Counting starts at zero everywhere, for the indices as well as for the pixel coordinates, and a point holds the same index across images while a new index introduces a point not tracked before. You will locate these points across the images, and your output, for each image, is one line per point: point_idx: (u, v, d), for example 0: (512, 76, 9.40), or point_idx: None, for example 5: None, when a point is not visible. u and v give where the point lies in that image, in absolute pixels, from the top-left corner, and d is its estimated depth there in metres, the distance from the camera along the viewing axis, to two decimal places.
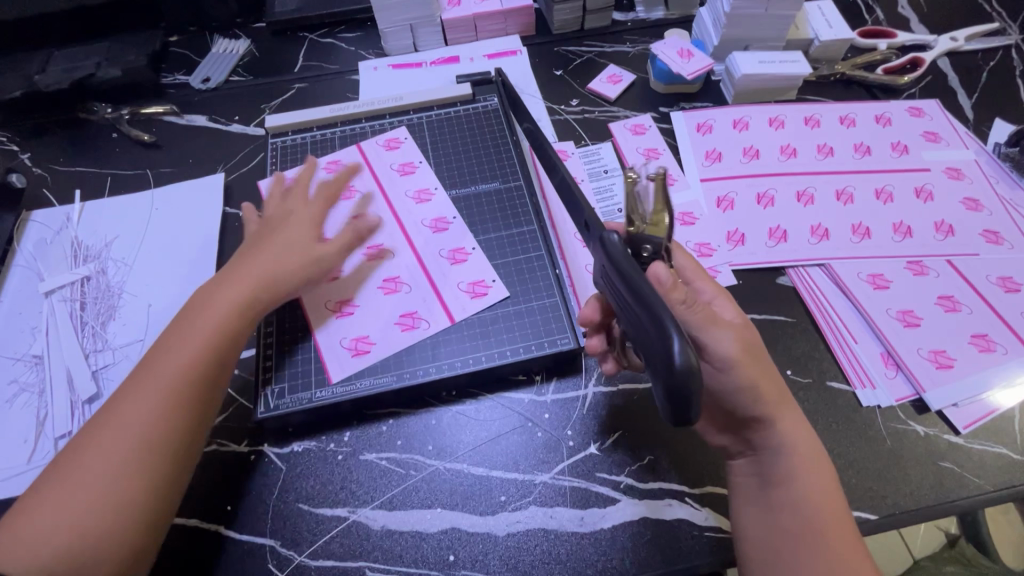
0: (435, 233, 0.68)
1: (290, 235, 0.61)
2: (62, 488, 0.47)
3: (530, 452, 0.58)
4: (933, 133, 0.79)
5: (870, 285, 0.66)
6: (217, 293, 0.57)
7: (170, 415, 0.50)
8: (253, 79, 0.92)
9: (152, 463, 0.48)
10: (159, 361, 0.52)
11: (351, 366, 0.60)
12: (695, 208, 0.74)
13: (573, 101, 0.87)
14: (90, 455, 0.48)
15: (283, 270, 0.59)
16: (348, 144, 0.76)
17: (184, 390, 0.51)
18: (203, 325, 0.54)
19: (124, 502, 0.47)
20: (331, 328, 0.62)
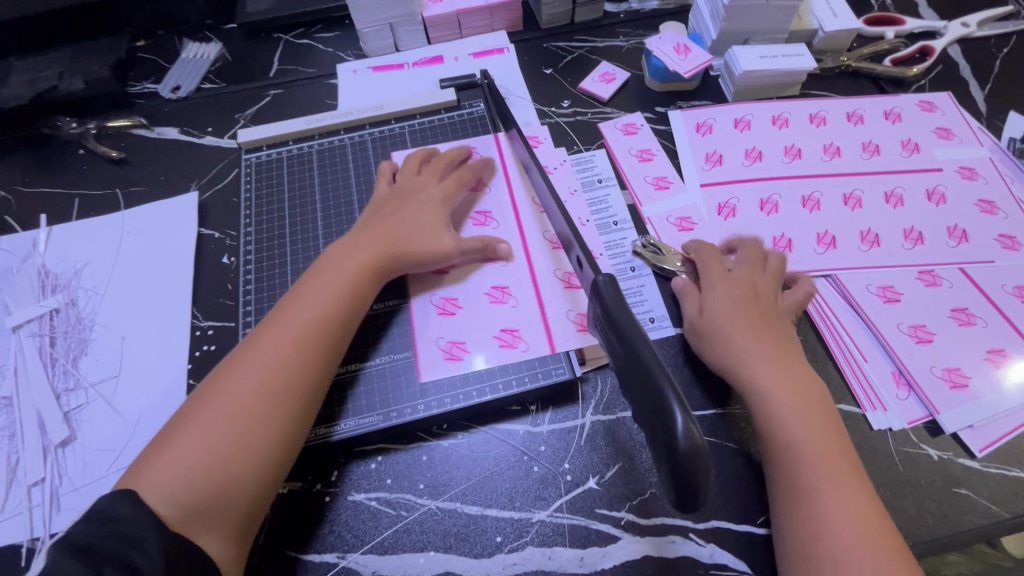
0: (553, 252, 0.65)
1: (419, 226, 0.63)
2: (194, 432, 0.50)
3: (527, 488, 0.55)
4: (946, 129, 0.75)
5: (880, 298, 0.62)
6: (320, 284, 0.58)
7: (279, 400, 0.52)
8: (226, 87, 0.87)
9: (263, 444, 0.51)
10: (279, 346, 0.54)
11: (450, 366, 0.59)
12: (693, 213, 0.70)
13: (565, 102, 0.82)
14: (205, 421, 0.51)
15: (409, 254, 0.61)
16: (326, 158, 0.72)
17: (310, 353, 0.55)
18: (328, 293, 0.58)
19: (238, 476, 0.49)
20: (429, 322, 0.62)
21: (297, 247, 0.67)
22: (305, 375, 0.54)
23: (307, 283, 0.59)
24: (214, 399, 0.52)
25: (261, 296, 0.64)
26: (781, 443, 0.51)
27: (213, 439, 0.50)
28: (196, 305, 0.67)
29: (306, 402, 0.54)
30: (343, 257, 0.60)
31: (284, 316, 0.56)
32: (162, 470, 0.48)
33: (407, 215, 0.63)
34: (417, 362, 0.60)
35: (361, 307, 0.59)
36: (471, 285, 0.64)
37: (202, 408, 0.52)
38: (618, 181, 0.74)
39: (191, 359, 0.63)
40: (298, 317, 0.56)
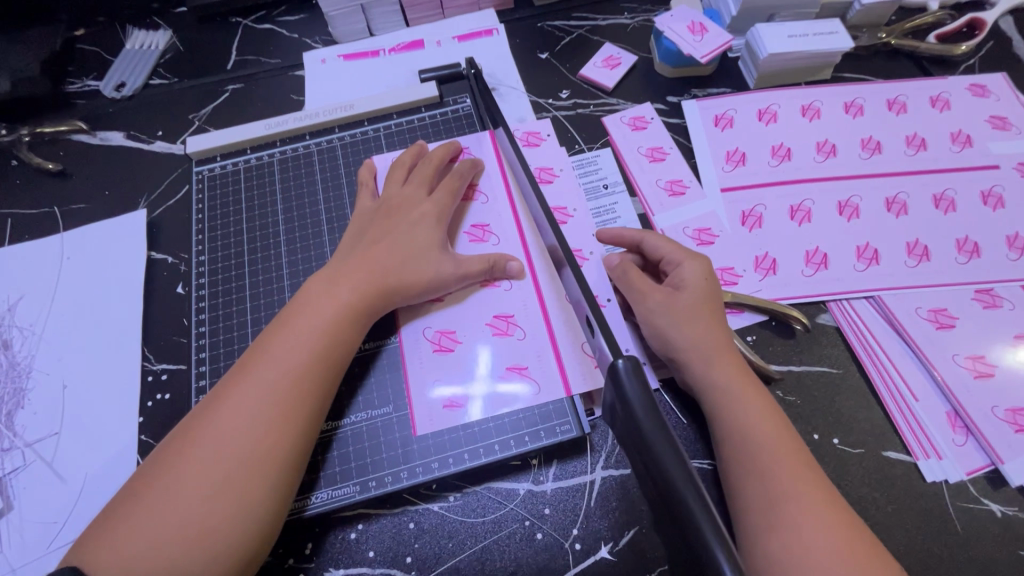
0: None
1: (409, 243, 0.53)
2: (153, 506, 0.41)
3: (530, 560, 0.48)
4: (1001, 118, 0.66)
5: (932, 324, 0.54)
6: (304, 317, 0.48)
7: (257, 465, 0.43)
8: (178, 82, 0.76)
9: (237, 520, 0.41)
10: (255, 396, 0.45)
11: (450, 416, 0.51)
12: (712, 224, 0.61)
13: (563, 93, 0.72)
14: (166, 490, 0.42)
15: (405, 278, 0.51)
16: (290, 169, 0.63)
17: (295, 404, 0.45)
18: (312, 328, 0.48)
19: (204, 560, 0.40)
20: (424, 362, 0.53)
21: (257, 278, 0.57)
22: (287, 432, 0.44)
23: (289, 316, 0.49)
24: (178, 460, 0.43)
25: (216, 339, 0.55)
26: (744, 455, 0.44)
27: (177, 513, 0.41)
28: (147, 345, 0.59)
29: (290, 465, 0.44)
30: (328, 284, 0.50)
31: (262, 358, 0.47)
32: (114, 550, 0.39)
33: (394, 233, 0.53)
34: (413, 411, 0.51)
35: (351, 346, 0.49)
36: (470, 314, 0.54)
37: (167, 468, 0.43)
38: (627, 187, 0.64)
39: (142, 411, 0.55)
40: (278, 358, 0.46)
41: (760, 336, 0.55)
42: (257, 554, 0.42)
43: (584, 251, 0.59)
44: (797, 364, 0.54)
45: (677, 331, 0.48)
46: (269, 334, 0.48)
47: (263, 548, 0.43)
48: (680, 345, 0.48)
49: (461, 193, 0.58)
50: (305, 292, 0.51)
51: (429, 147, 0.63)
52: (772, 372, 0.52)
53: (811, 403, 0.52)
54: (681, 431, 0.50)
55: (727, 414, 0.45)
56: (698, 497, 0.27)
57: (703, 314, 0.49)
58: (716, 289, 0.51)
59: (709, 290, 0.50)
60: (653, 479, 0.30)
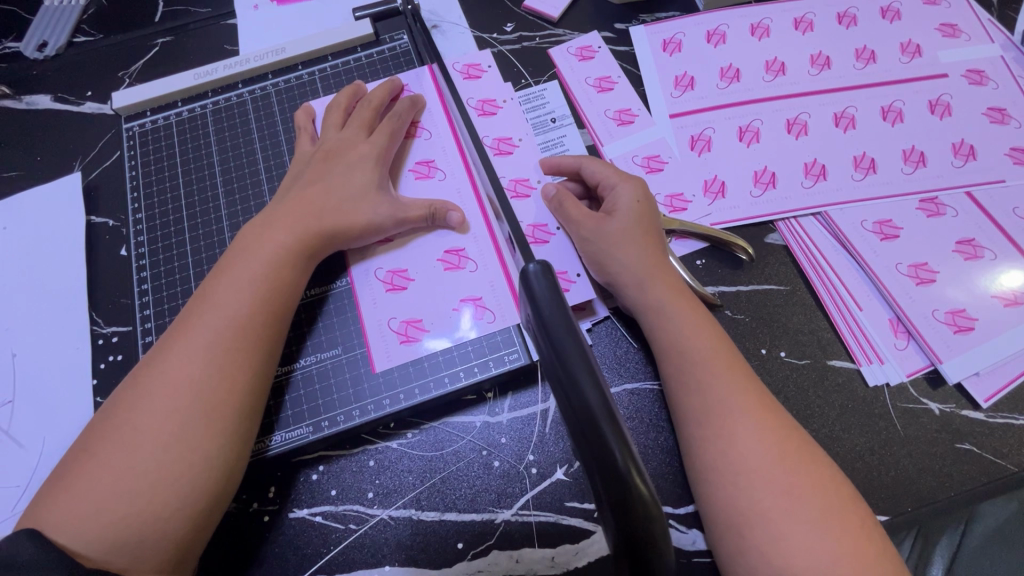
0: (517, 200, 0.57)
1: (346, 184, 0.52)
2: (106, 464, 0.41)
3: (487, 487, 0.49)
4: (952, 25, 0.64)
5: (877, 235, 0.55)
6: (244, 265, 0.47)
7: (208, 412, 0.42)
8: (104, 38, 0.72)
9: (194, 467, 0.41)
10: (200, 345, 0.44)
11: (407, 350, 0.51)
12: (662, 150, 0.60)
13: (508, 26, 0.69)
14: (117, 447, 0.41)
15: (343, 219, 0.51)
16: (224, 120, 0.60)
17: (242, 349, 0.45)
18: (253, 274, 0.47)
19: (165, 504, 0.40)
20: (377, 301, 0.53)
21: (197, 233, 0.56)
22: (237, 378, 0.44)
23: (227, 265, 0.48)
24: (128, 412, 0.42)
25: (160, 296, 0.54)
26: (683, 371, 0.45)
27: (131, 464, 0.41)
28: (94, 309, 0.58)
29: (242, 410, 0.44)
30: (264, 231, 0.49)
31: (204, 308, 0.46)
32: (74, 500, 0.40)
33: (330, 177, 0.52)
34: (368, 348, 0.52)
35: (295, 291, 0.49)
36: (420, 251, 0.54)
37: (116, 424, 0.42)
38: (575, 119, 0.63)
39: (95, 373, 0.55)
40: (221, 307, 0.46)
41: (709, 261, 0.56)
42: (219, 497, 0.43)
43: (530, 181, 0.58)
44: (744, 284, 0.55)
45: (612, 257, 0.49)
46: (209, 284, 0.47)
47: (225, 491, 0.43)
48: (616, 270, 0.49)
49: (401, 134, 0.56)
50: (242, 241, 0.49)
51: (367, 88, 0.60)
52: (711, 297, 0.53)
53: (759, 320, 0.53)
54: (633, 353, 0.52)
55: (665, 332, 0.46)
56: (616, 430, 0.24)
57: (638, 238, 0.49)
58: (649, 209, 0.51)
59: (644, 210, 0.50)
60: (569, 413, 0.26)
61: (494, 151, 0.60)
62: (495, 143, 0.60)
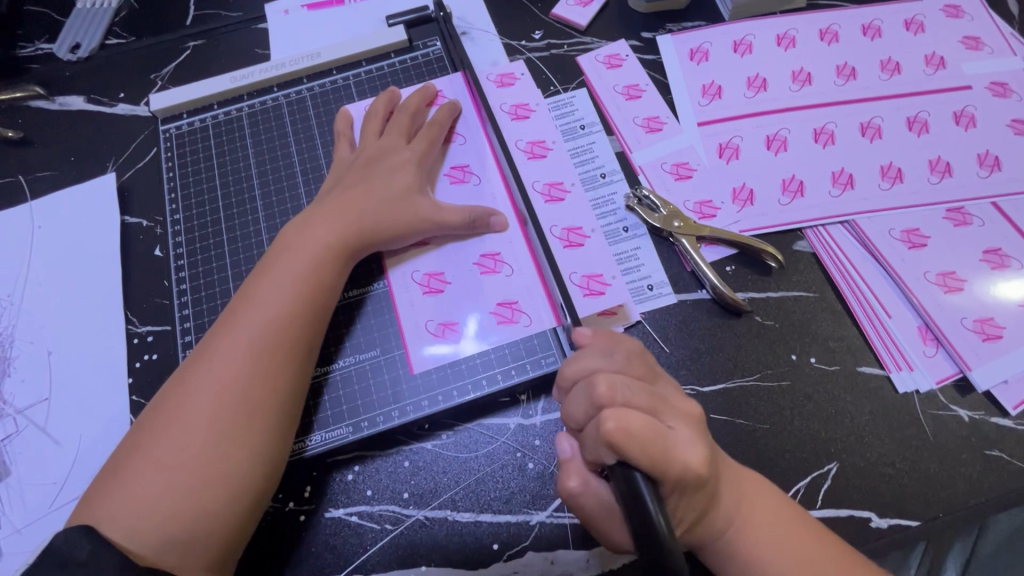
0: (551, 203, 0.59)
1: (386, 188, 0.53)
2: (155, 462, 0.41)
3: (522, 488, 0.50)
4: (974, 38, 0.65)
5: (905, 244, 0.56)
6: (284, 266, 0.48)
7: (253, 409, 0.43)
8: (135, 40, 0.73)
9: (242, 464, 0.42)
10: (242, 344, 0.45)
11: (444, 352, 0.52)
12: (690, 158, 0.61)
13: (536, 34, 0.70)
14: (165, 445, 0.42)
15: (383, 221, 0.51)
16: (260, 123, 0.61)
17: (285, 347, 0.45)
18: (294, 274, 0.48)
19: (213, 501, 0.41)
20: (414, 304, 0.53)
21: (234, 234, 0.57)
22: (278, 377, 0.45)
23: (268, 265, 0.49)
24: (174, 411, 0.43)
25: (198, 296, 0.55)
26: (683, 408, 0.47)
27: (179, 461, 0.41)
28: (129, 308, 0.58)
29: (285, 407, 0.45)
30: (304, 232, 0.50)
31: (247, 308, 0.46)
32: (124, 497, 0.40)
33: (371, 181, 0.53)
34: (406, 350, 0.52)
35: (334, 290, 0.49)
36: (456, 254, 0.54)
37: (164, 422, 0.43)
38: (604, 126, 0.64)
39: (131, 372, 0.55)
40: (262, 306, 0.46)
41: (738, 267, 0.56)
42: (263, 494, 0.43)
43: (564, 184, 0.60)
44: (774, 290, 0.55)
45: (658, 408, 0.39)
46: (250, 285, 0.48)
47: (268, 488, 0.44)
48: None
49: (440, 140, 0.57)
50: (281, 242, 0.50)
51: (401, 94, 0.61)
52: (741, 303, 0.54)
53: (789, 326, 0.54)
54: (663, 358, 0.54)
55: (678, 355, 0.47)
56: None
57: None
58: None
59: None
60: None
61: (527, 155, 0.61)
62: (528, 147, 0.62)
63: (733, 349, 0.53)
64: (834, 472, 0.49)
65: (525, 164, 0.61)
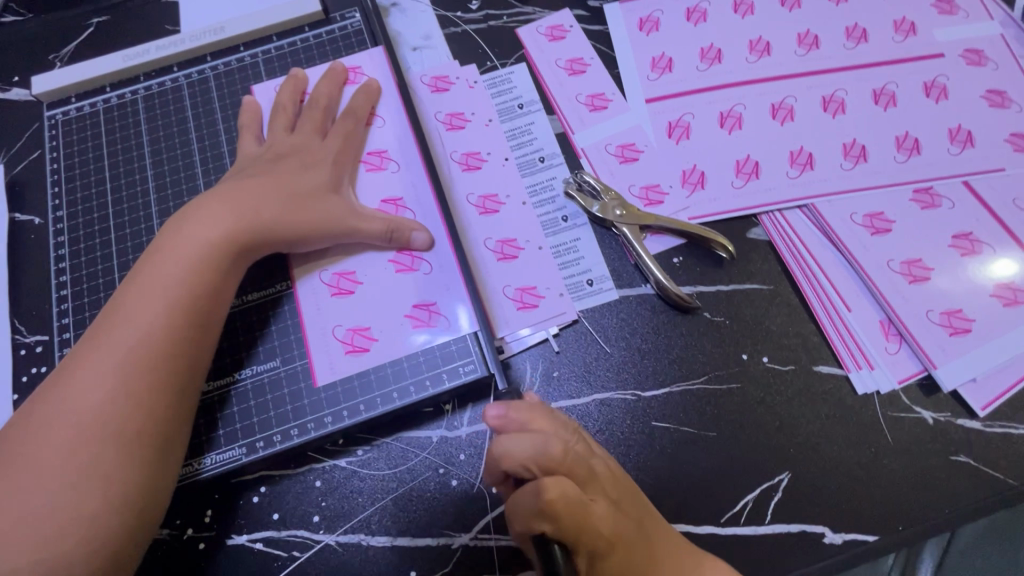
0: (483, 216, 0.53)
1: (292, 182, 0.47)
2: (4, 505, 0.36)
3: (444, 508, 0.45)
4: (948, 1, 0.60)
5: (867, 229, 0.51)
6: (156, 273, 0.42)
7: (122, 440, 0.38)
8: (33, 19, 0.66)
9: (113, 502, 0.37)
10: (110, 364, 0.39)
11: (353, 362, 0.47)
12: (637, 138, 0.56)
13: (472, 3, 0.63)
14: (14, 486, 0.36)
15: (288, 218, 0.46)
16: (157, 107, 0.55)
17: (163, 366, 0.40)
18: (172, 280, 0.42)
19: (67, 551, 0.36)
20: (321, 307, 0.48)
21: (123, 231, 0.51)
22: (147, 404, 0.39)
23: (141, 270, 0.43)
24: (24, 448, 0.37)
25: (83, 302, 0.49)
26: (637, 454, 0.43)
27: (26, 507, 0.36)
28: (17, 315, 0.53)
29: (164, 433, 0.40)
30: (185, 228, 0.44)
31: (116, 321, 0.41)
32: None
33: (276, 176, 0.47)
34: (311, 359, 0.47)
35: (223, 295, 0.44)
36: (371, 251, 0.49)
37: (13, 459, 0.37)
38: (544, 105, 0.58)
39: (16, 387, 0.50)
40: (128, 323, 0.40)
41: (686, 259, 0.51)
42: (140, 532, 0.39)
43: (499, 197, 0.54)
44: (725, 284, 0.50)
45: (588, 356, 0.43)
46: (120, 294, 0.42)
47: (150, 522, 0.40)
48: None
49: (357, 125, 0.52)
50: (156, 245, 0.44)
51: (310, 74, 0.55)
52: (687, 300, 0.49)
53: (740, 324, 0.49)
54: (605, 362, 0.49)
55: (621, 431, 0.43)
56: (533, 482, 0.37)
57: None
58: None
59: None
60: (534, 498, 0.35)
61: (460, 167, 0.55)
62: (463, 158, 0.56)
63: (679, 349, 0.49)
64: (785, 483, 0.44)
65: (459, 178, 0.55)
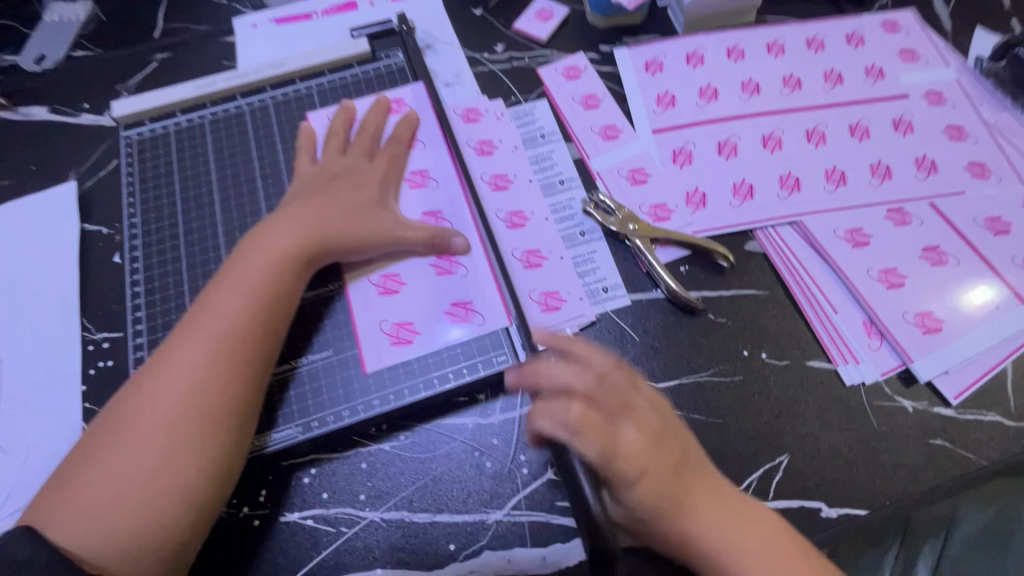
0: (511, 229, 0.60)
1: (347, 199, 0.54)
2: (109, 473, 0.41)
3: (479, 488, 0.50)
4: (911, 51, 0.69)
5: (849, 242, 0.58)
6: (240, 275, 0.48)
7: (207, 419, 0.43)
8: (103, 53, 0.74)
9: (198, 474, 0.42)
10: (200, 352, 0.44)
11: (397, 352, 0.52)
12: (646, 163, 0.63)
13: (498, 46, 0.72)
14: (117, 457, 0.42)
15: (347, 228, 0.52)
16: (223, 130, 0.62)
17: (243, 355, 0.45)
18: (253, 281, 0.48)
19: (160, 516, 0.41)
20: (369, 303, 0.54)
21: (191, 238, 0.57)
22: (228, 388, 0.44)
23: (228, 272, 0.49)
24: (124, 425, 0.43)
25: (152, 299, 0.55)
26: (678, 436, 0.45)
27: (126, 475, 0.41)
28: (86, 315, 0.58)
29: (243, 415, 0.44)
30: (266, 238, 0.50)
31: (206, 316, 0.46)
32: (77, 511, 0.40)
33: (331, 193, 0.54)
34: (360, 350, 0.53)
35: (294, 294, 0.50)
36: (414, 256, 0.55)
37: (117, 434, 0.42)
38: (563, 134, 0.66)
39: (84, 378, 0.55)
40: (215, 317, 0.46)
41: (691, 268, 0.58)
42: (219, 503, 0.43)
43: (525, 212, 0.61)
44: (726, 289, 0.57)
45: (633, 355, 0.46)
46: (209, 293, 0.48)
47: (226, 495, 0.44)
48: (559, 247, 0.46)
49: (400, 150, 0.59)
50: (239, 252, 0.50)
51: (358, 104, 0.63)
52: (694, 302, 0.55)
53: (741, 325, 0.55)
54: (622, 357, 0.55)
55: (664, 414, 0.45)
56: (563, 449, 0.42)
57: None
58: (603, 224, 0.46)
59: None
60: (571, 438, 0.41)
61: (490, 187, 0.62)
62: (492, 179, 0.62)
63: (688, 345, 0.55)
64: (785, 464, 0.50)
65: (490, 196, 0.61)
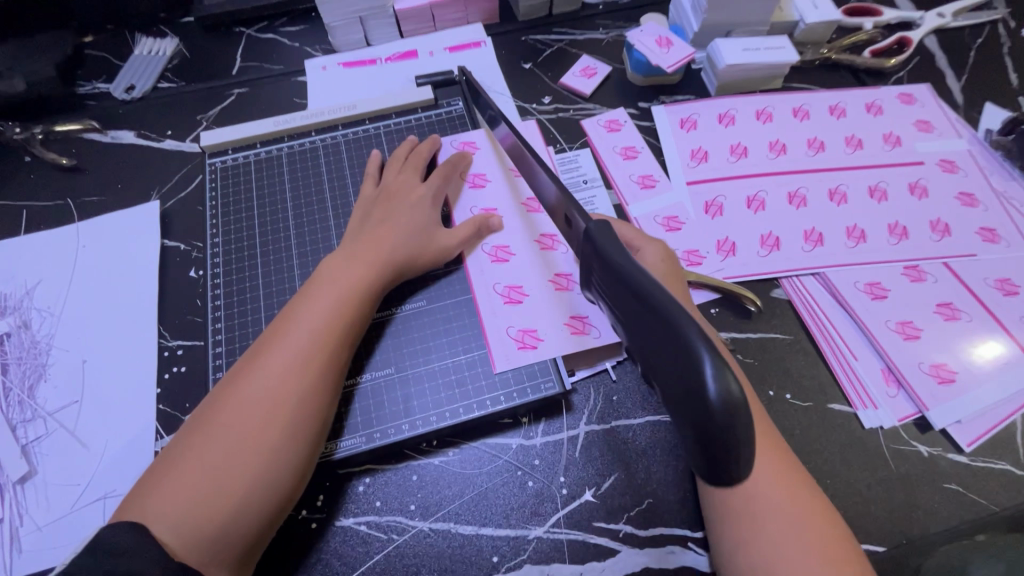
0: None
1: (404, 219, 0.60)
2: (198, 460, 0.45)
3: (521, 504, 0.53)
4: (925, 122, 0.75)
5: (868, 295, 0.63)
6: (324, 292, 0.54)
7: (295, 418, 0.48)
8: (185, 85, 0.81)
9: (280, 467, 0.46)
10: (288, 357, 0.50)
11: (524, 355, 0.58)
12: (680, 212, 0.69)
13: (546, 99, 0.79)
14: (209, 443, 0.46)
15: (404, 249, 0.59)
16: (298, 163, 0.68)
17: (326, 363, 0.50)
18: (335, 299, 0.53)
19: (244, 502, 0.44)
20: (497, 311, 0.60)
21: (268, 258, 0.63)
22: (315, 392, 0.49)
23: (314, 288, 0.55)
24: (219, 418, 0.47)
25: (231, 311, 0.60)
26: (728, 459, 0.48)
27: (218, 461, 0.45)
28: (163, 324, 0.63)
29: (323, 417, 0.49)
30: (343, 261, 0.56)
31: (291, 325, 0.52)
32: (167, 494, 0.44)
33: (392, 215, 0.60)
34: (490, 351, 0.59)
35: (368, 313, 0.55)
36: (495, 281, 0.62)
37: (211, 424, 0.47)
38: (603, 181, 0.72)
39: (159, 382, 0.59)
40: (300, 327, 0.51)
41: (721, 311, 0.63)
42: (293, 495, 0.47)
43: None
44: (754, 331, 0.62)
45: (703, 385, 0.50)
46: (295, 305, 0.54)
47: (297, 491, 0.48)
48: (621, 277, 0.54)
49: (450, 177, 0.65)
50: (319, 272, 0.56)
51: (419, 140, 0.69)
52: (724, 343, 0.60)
53: (767, 366, 0.60)
54: None
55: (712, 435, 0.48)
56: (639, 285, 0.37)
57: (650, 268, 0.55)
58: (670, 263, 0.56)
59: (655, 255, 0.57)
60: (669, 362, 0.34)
61: None
62: None
63: None
64: None
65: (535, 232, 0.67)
